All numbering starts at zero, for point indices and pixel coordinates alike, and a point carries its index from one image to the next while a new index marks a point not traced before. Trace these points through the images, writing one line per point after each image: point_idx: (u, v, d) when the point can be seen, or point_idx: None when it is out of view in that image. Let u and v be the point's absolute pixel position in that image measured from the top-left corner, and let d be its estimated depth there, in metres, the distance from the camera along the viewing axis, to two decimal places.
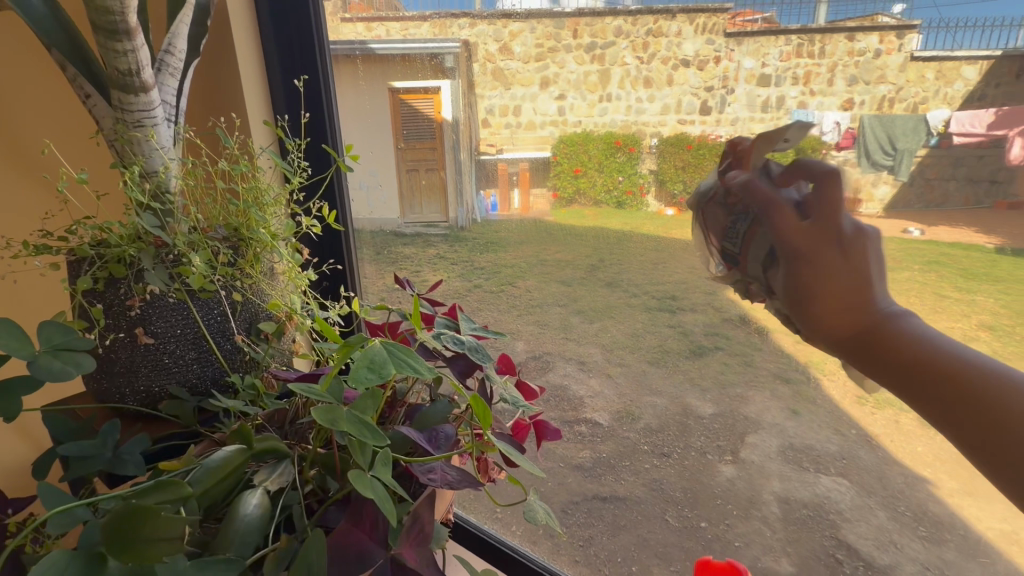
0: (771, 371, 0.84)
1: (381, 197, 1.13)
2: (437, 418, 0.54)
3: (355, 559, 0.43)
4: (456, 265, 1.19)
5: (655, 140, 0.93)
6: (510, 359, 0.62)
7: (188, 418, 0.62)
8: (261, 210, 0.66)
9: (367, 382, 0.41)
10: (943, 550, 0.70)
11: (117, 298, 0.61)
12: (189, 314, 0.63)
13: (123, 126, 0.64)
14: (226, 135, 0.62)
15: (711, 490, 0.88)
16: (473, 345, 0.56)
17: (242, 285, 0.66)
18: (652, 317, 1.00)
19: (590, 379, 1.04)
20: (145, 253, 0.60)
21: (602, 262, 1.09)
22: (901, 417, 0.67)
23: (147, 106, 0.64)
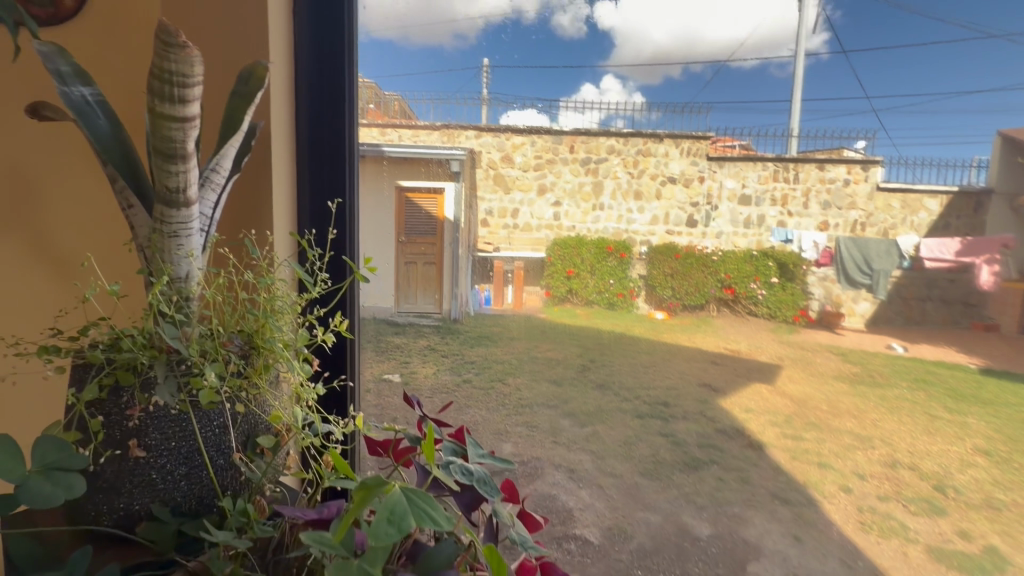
0: (768, 490, 0.84)
1: (377, 288, 0.99)
2: (441, 562, 0.40)
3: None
4: (446, 357, 1.12)
5: (644, 248, 1.03)
6: (514, 487, 0.52)
7: (161, 547, 0.45)
8: (277, 320, 0.54)
9: (384, 540, 0.32)
10: None
11: (117, 408, 0.47)
12: (189, 429, 0.48)
13: (156, 235, 0.51)
14: (256, 247, 0.56)
15: None
16: (483, 475, 0.46)
17: (249, 402, 0.51)
18: (644, 425, 1.01)
19: (580, 490, 0.92)
20: (160, 361, 0.47)
21: (592, 361, 1.12)
22: (909, 548, 0.69)
23: (188, 219, 0.50)
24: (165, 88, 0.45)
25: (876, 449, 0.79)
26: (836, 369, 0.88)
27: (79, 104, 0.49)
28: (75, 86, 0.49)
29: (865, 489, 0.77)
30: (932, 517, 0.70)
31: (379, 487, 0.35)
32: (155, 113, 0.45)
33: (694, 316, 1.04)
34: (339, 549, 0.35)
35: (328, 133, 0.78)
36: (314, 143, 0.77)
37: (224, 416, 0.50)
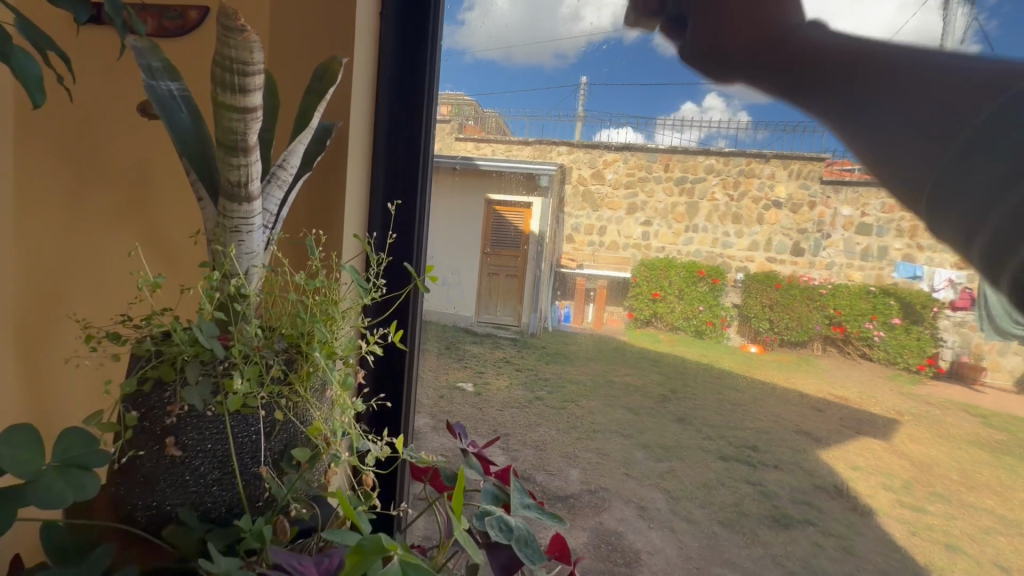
0: (878, 565, 0.79)
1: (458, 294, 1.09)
2: None
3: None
4: (521, 372, 1.11)
5: (740, 275, 0.95)
6: (560, 539, 0.59)
7: (186, 549, 0.53)
8: (325, 326, 0.62)
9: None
10: None
11: (160, 403, 0.57)
12: (224, 428, 0.57)
13: (222, 231, 0.62)
14: (314, 248, 0.62)
15: None
16: (522, 533, 0.53)
17: (287, 404, 0.60)
18: (727, 468, 0.92)
19: (651, 532, 0.92)
20: (198, 362, 0.56)
21: (673, 393, 1.00)
22: None
23: (249, 214, 0.62)
24: (228, 77, 0.55)
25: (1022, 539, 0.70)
26: (971, 433, 0.74)
27: (165, 95, 0.62)
28: (163, 81, 0.62)
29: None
30: None
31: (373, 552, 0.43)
32: (222, 104, 0.56)
33: (796, 352, 0.91)
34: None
35: (401, 147, 0.95)
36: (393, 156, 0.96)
37: (259, 423, 0.58)
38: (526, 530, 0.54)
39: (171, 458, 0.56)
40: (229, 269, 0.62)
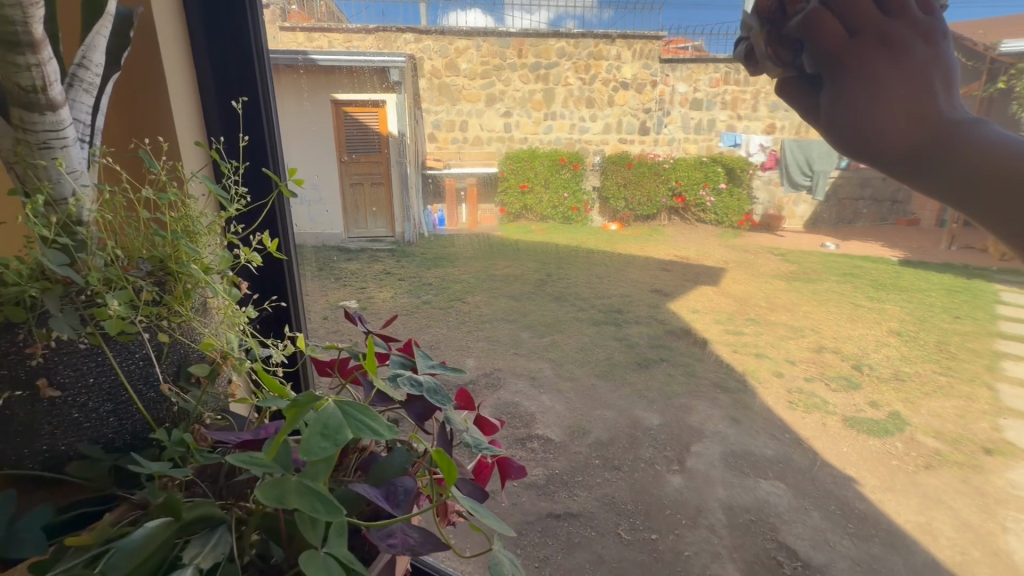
0: (711, 379, 0.94)
1: (324, 213, 0.95)
2: (393, 472, 0.38)
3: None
4: (404, 280, 1.14)
5: (597, 158, 1.02)
6: (468, 395, 0.50)
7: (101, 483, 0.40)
8: (194, 241, 0.48)
9: (320, 456, 0.30)
10: (871, 546, 0.62)
11: (14, 346, 0.38)
12: (109, 368, 0.42)
13: (23, 148, 0.43)
14: (153, 161, 0.48)
15: (659, 501, 0.76)
16: (432, 386, 0.44)
17: (173, 329, 0.45)
18: (598, 331, 1.11)
19: (542, 396, 0.97)
20: (53, 293, 0.39)
21: (548, 275, 1.24)
22: (827, 419, 0.77)
23: (59, 126, 0.43)
24: None
25: (806, 337, 0.87)
26: (774, 268, 0.92)
27: None
28: None
29: (794, 372, 0.86)
30: (848, 391, 0.77)
31: (310, 404, 0.32)
32: None
33: (647, 225, 1.05)
34: (273, 466, 0.33)
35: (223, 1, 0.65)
36: (214, 34, 0.67)
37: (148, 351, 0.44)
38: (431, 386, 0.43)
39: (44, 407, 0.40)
40: (50, 192, 0.44)
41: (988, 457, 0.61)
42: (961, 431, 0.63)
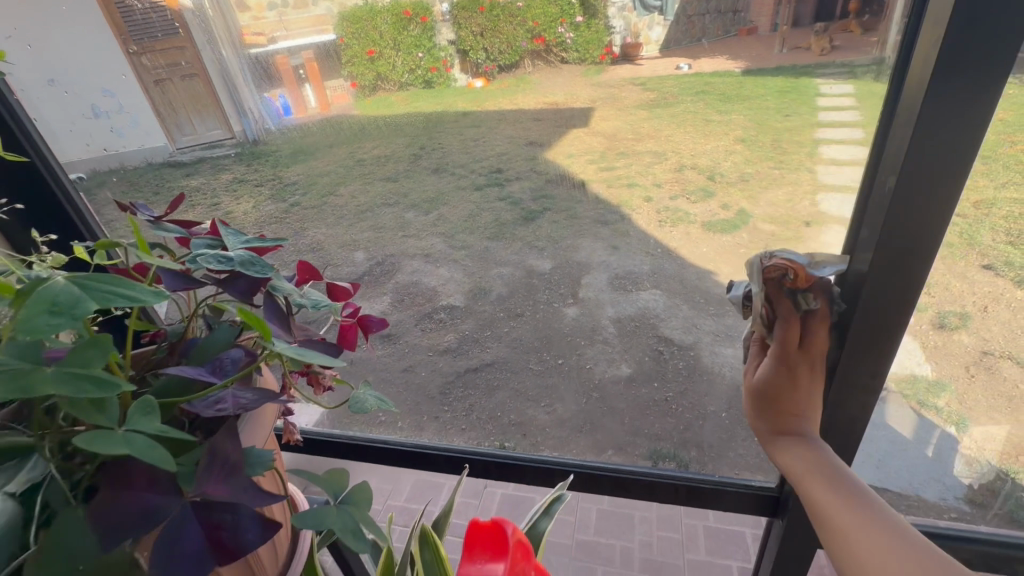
0: (590, 216, 1.00)
1: (78, 112, 0.75)
2: (219, 347, 0.41)
3: (142, 517, 0.29)
4: (263, 186, 1.01)
5: (445, 4, 0.78)
6: (309, 266, 0.51)
7: None
8: None
9: (51, 332, 0.26)
10: (723, 312, 0.83)
11: None
12: None
13: None
14: None
15: (560, 331, 0.97)
16: (246, 258, 0.40)
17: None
18: (483, 195, 1.04)
19: (439, 269, 1.05)
20: None
21: (423, 149, 1.03)
22: (689, 229, 0.90)
23: None
24: None
25: (669, 160, 0.90)
26: (637, 100, 0.82)
27: None
28: None
29: (661, 193, 0.94)
30: (706, 201, 0.89)
31: (35, 288, 0.28)
32: None
33: (512, 75, 0.84)
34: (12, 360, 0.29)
35: None
36: None
37: None
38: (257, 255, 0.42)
39: None
40: None
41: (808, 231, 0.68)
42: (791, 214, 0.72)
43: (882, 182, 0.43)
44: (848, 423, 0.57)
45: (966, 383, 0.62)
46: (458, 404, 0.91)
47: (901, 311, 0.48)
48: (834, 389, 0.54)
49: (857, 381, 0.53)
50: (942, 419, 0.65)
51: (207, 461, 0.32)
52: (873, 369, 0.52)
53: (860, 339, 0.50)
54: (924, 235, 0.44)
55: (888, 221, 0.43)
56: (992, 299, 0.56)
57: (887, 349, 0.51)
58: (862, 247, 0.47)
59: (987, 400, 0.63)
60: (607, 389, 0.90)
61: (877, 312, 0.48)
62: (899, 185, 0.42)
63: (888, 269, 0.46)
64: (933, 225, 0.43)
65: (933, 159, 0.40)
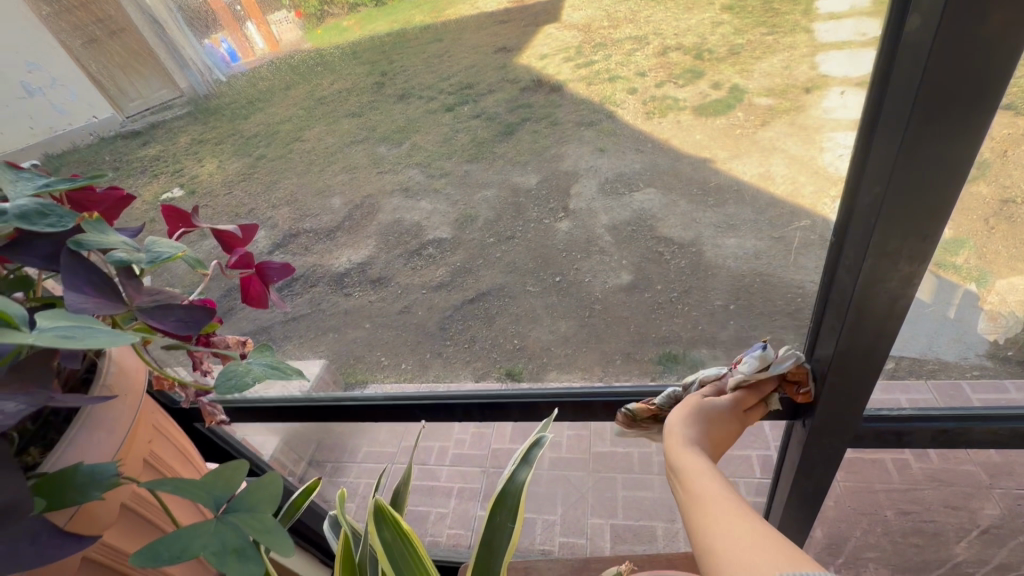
0: (574, 121, 0.87)
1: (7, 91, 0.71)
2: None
3: None
4: (223, 143, 0.92)
5: None
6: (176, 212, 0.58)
7: None
8: None
9: None
10: (722, 201, 0.80)
11: None
12: None
13: None
14: None
15: (554, 248, 0.96)
16: (25, 209, 0.43)
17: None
18: (455, 116, 0.91)
19: (421, 202, 0.98)
20: None
21: (385, 76, 0.87)
22: (680, 118, 0.77)
23: None
24: None
25: (647, 42, 0.72)
26: None
27: None
28: None
29: (645, 83, 0.76)
30: (694, 83, 0.73)
31: None
32: None
33: None
34: None
35: None
36: None
37: None
38: (51, 204, 0.44)
39: None
40: None
41: (807, 96, 0.63)
42: (788, 81, 0.65)
43: (914, 45, 0.45)
44: (890, 300, 0.62)
45: (985, 237, 0.60)
46: (459, 337, 1.02)
47: (951, 171, 0.51)
48: (872, 256, 0.58)
49: (900, 246, 0.57)
50: (961, 277, 0.65)
51: None
52: (920, 232, 0.56)
53: (907, 178, 0.52)
54: (975, 87, 0.45)
55: (927, 81, 0.45)
56: (1014, 140, 0.51)
57: (949, 177, 0.51)
58: (891, 138, 0.50)
59: (1009, 250, 0.62)
60: (609, 299, 0.94)
61: (911, 177, 0.51)
62: (928, 76, 0.45)
63: (924, 150, 0.50)
64: (986, 79, 0.45)
65: (981, 6, 0.41)
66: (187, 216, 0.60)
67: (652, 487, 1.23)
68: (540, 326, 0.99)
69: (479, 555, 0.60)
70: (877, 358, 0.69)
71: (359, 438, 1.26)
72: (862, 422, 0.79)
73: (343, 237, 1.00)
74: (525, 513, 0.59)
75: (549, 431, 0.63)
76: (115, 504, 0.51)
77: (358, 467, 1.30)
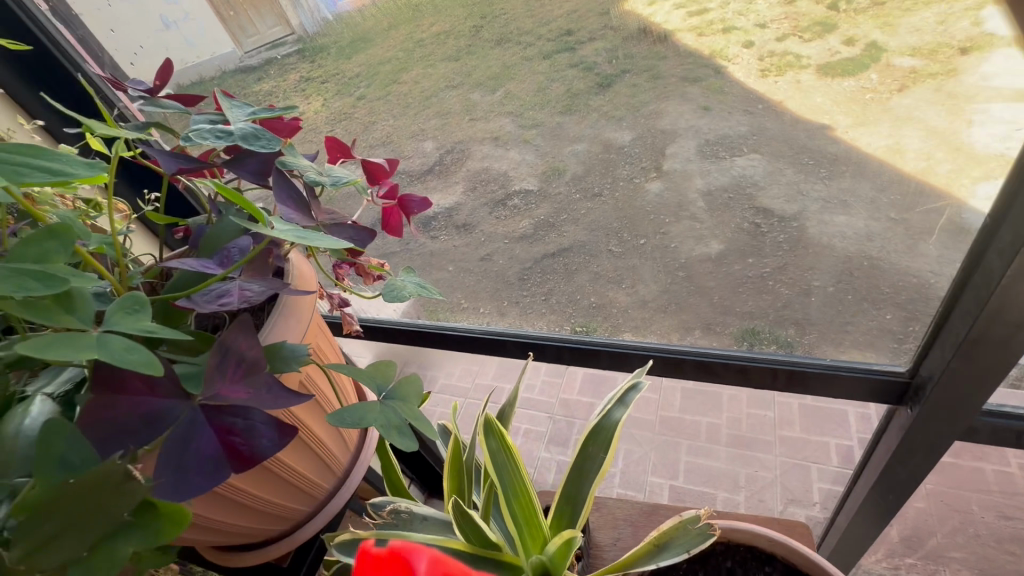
0: (678, 75, 0.79)
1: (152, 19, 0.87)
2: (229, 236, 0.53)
3: (145, 424, 0.42)
4: (328, 82, 0.96)
5: None
6: (340, 145, 0.65)
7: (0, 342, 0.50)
8: None
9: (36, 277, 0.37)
10: (837, 177, 0.75)
11: None
12: None
13: None
14: None
15: (642, 210, 0.92)
16: (246, 132, 0.50)
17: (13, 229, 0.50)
18: (553, 63, 0.85)
19: (510, 152, 0.96)
20: None
21: (484, 19, 0.84)
22: (801, 77, 0.70)
23: None
24: None
25: None
26: None
27: None
28: None
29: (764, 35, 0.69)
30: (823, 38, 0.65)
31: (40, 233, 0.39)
32: None
33: None
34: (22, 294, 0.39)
35: None
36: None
37: None
38: (262, 127, 0.51)
39: None
40: None
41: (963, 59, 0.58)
42: (939, 39, 0.58)
43: None
44: None
45: None
46: (537, 288, 1.04)
47: None
48: None
49: None
50: None
51: (221, 365, 0.45)
52: None
53: None
54: None
55: None
56: None
57: None
58: None
59: None
60: (694, 268, 0.92)
61: None
62: None
63: None
64: None
65: None
66: (345, 149, 0.67)
67: (717, 457, 1.23)
68: (621, 287, 0.98)
69: (567, 483, 0.55)
70: (1010, 355, 0.66)
71: (438, 370, 1.35)
72: (977, 420, 0.76)
73: (434, 181, 1.03)
74: (617, 446, 0.54)
75: (646, 377, 0.60)
76: (302, 377, 0.58)
77: (434, 398, 1.40)
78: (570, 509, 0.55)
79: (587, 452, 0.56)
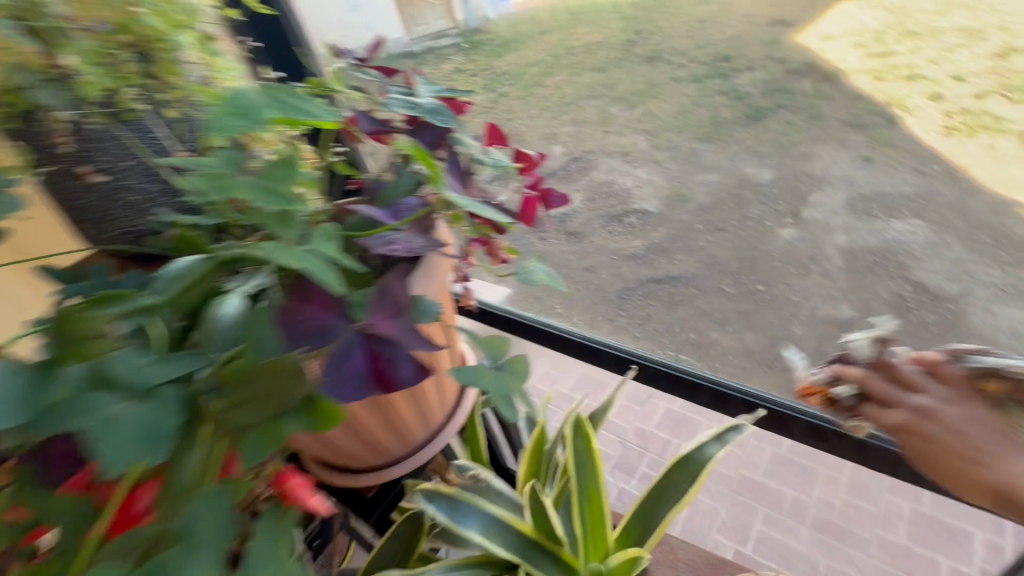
0: (843, 118, 0.75)
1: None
2: (400, 194, 0.48)
3: (320, 329, 0.37)
4: (477, 76, 0.97)
5: None
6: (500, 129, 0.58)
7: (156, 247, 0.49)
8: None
9: (239, 130, 0.32)
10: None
11: (40, 134, 0.47)
12: (118, 135, 0.49)
13: None
14: None
15: (770, 253, 0.83)
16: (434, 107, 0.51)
17: (175, 103, 0.50)
18: (701, 88, 0.85)
19: (636, 170, 0.93)
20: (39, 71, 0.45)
21: (638, 34, 0.90)
22: (996, 139, 0.64)
23: None
24: None
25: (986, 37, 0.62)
26: None
27: None
28: None
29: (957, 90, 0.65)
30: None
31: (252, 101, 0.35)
32: None
33: None
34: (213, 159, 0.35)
35: None
36: None
37: (154, 124, 0.50)
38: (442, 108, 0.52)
39: (96, 185, 0.50)
40: None
41: None
42: None
43: None
44: None
45: None
46: (637, 310, 0.95)
47: None
48: None
49: None
50: None
51: (380, 300, 0.39)
52: None
53: None
54: None
55: None
56: None
57: None
58: None
59: None
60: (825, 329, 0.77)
61: None
62: None
63: None
64: None
65: None
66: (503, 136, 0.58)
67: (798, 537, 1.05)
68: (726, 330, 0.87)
69: (647, 498, 0.64)
70: None
71: None
72: None
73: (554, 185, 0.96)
74: (701, 482, 0.61)
75: (749, 422, 0.63)
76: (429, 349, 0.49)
77: None
78: (642, 522, 0.65)
79: (671, 477, 0.63)
